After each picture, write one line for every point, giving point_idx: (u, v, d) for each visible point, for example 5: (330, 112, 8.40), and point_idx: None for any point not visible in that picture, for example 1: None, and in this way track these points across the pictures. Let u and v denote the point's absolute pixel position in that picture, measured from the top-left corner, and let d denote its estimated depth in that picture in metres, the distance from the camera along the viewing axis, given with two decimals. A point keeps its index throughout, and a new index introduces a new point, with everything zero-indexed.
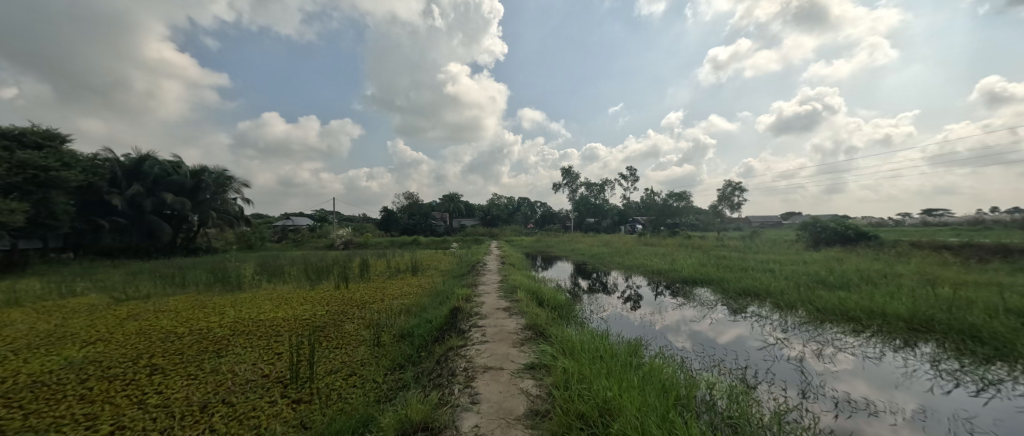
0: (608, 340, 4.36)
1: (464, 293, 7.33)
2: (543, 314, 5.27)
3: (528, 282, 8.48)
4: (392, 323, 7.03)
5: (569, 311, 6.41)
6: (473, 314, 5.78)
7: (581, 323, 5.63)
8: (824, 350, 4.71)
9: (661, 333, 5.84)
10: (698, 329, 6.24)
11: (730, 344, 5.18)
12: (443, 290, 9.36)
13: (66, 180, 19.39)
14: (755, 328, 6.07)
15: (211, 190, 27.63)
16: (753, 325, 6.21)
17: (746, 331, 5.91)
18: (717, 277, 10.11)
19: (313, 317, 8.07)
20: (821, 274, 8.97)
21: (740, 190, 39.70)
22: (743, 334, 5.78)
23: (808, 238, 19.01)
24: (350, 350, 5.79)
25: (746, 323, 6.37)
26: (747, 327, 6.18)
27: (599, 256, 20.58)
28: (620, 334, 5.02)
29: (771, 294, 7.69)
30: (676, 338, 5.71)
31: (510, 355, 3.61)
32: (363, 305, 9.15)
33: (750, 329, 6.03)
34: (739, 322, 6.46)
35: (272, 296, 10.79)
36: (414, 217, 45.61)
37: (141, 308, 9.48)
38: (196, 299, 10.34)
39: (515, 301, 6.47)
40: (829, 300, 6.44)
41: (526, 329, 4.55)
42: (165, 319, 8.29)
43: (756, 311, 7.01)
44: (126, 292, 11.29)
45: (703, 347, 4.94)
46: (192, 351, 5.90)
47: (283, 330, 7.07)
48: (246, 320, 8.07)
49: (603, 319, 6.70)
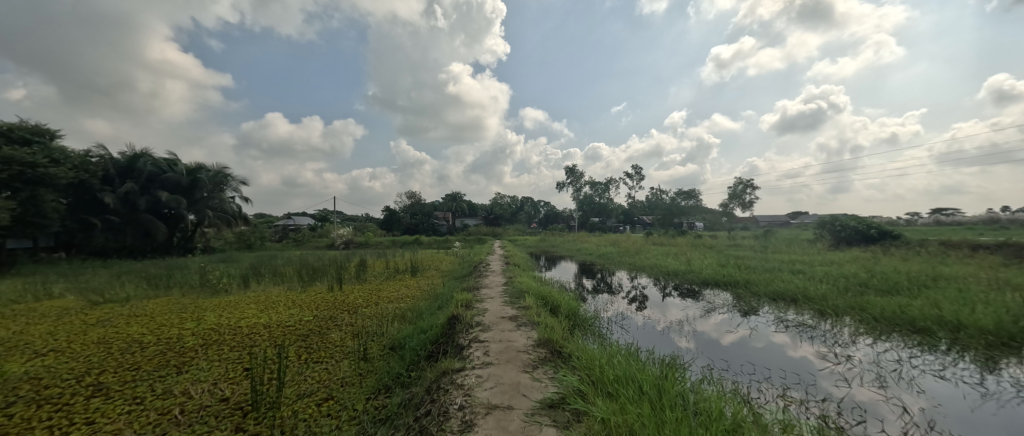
0: (642, 361, 3.52)
1: (465, 297, 6.52)
2: (557, 325, 4.45)
3: (536, 286, 7.63)
4: (383, 332, 6.24)
5: (585, 321, 5.56)
6: (474, 324, 4.95)
7: (598, 336, 4.80)
8: (904, 371, 3.82)
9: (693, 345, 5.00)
10: (734, 339, 5.38)
11: (780, 361, 4.32)
12: (442, 293, 8.53)
13: (56, 177, 18.73)
14: (802, 339, 5.20)
15: (207, 188, 26.96)
16: (799, 336, 5.33)
17: (795, 344, 5.03)
18: (741, 279, 9.25)
19: (297, 324, 7.30)
20: (861, 276, 8.11)
21: (751, 188, 38.70)
22: (792, 347, 4.92)
23: (828, 238, 18.11)
24: (332, 365, 4.99)
25: (789, 333, 5.51)
26: (792, 337, 5.31)
27: (606, 256, 19.69)
28: (649, 350, 4.21)
29: (809, 299, 6.82)
30: (713, 351, 4.83)
31: (519, 387, 2.78)
32: (354, 310, 8.35)
33: (797, 341, 5.15)
34: (780, 332, 5.60)
35: (259, 299, 10.03)
36: (416, 216, 44.94)
37: (115, 312, 8.74)
38: (177, 303, 9.56)
39: (523, 309, 5.63)
40: (886, 307, 5.58)
41: (538, 345, 3.71)
42: (136, 325, 7.53)
43: (796, 318, 6.12)
44: (106, 293, 10.59)
45: (754, 365, 4.09)
46: (151, 366, 5.14)
47: (262, 339, 6.30)
48: (224, 326, 7.31)
49: (622, 327, 5.84)
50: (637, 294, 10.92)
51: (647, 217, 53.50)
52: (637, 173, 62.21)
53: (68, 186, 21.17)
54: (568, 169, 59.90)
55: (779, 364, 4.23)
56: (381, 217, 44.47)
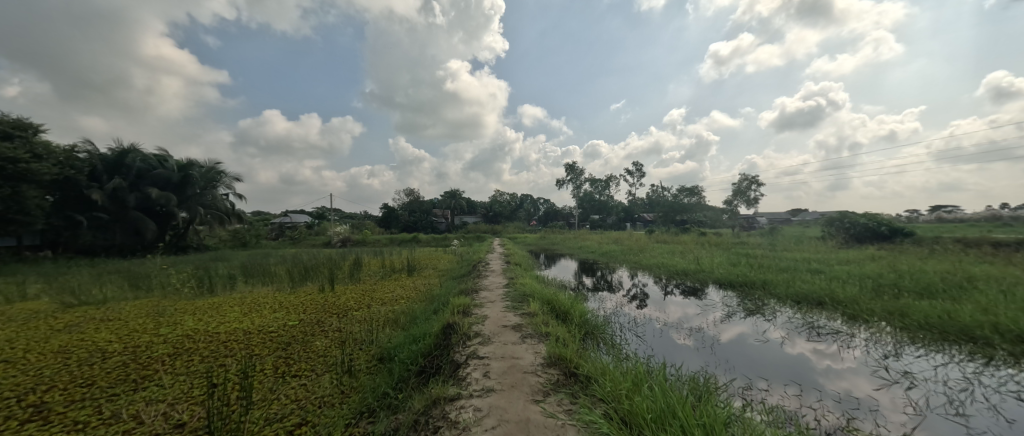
0: (676, 387, 2.94)
1: (462, 301, 5.90)
2: (568, 337, 3.88)
3: (539, 288, 7.02)
4: (373, 340, 5.67)
5: (597, 328, 5.01)
6: (472, 334, 4.33)
7: (614, 349, 4.23)
8: (980, 393, 3.24)
9: (721, 356, 4.45)
10: (764, 349, 4.80)
11: (826, 379, 3.73)
12: (439, 295, 7.98)
13: (38, 173, 18.07)
14: (842, 348, 4.64)
15: (199, 184, 26.38)
16: (837, 345, 4.76)
17: (838, 354, 4.44)
18: (758, 279, 8.65)
19: (280, 330, 6.71)
20: (885, 276, 7.62)
21: (755, 184, 38.13)
22: (835, 359, 4.35)
23: (838, 235, 17.63)
24: (310, 380, 4.39)
25: (826, 342, 4.92)
26: (830, 346, 4.73)
27: (609, 254, 19.11)
28: (677, 367, 3.66)
29: (837, 302, 6.28)
30: (747, 365, 4.24)
31: (530, 429, 2.23)
32: (343, 314, 7.78)
33: (839, 350, 4.58)
34: (817, 340, 5.00)
35: (244, 301, 9.41)
36: (415, 214, 44.36)
37: (87, 316, 8.14)
38: (155, 305, 8.97)
39: (527, 316, 5.05)
40: (930, 313, 5.04)
41: (549, 366, 3.12)
42: (104, 332, 6.92)
43: (828, 323, 5.55)
44: (81, 295, 9.96)
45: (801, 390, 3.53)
46: (106, 381, 4.56)
47: (238, 348, 5.70)
48: (200, 333, 6.71)
49: (638, 335, 5.26)
50: (637, 292, 10.54)
51: (648, 214, 53.00)
52: (637, 170, 61.81)
53: (54, 183, 20.48)
54: (568, 166, 59.36)
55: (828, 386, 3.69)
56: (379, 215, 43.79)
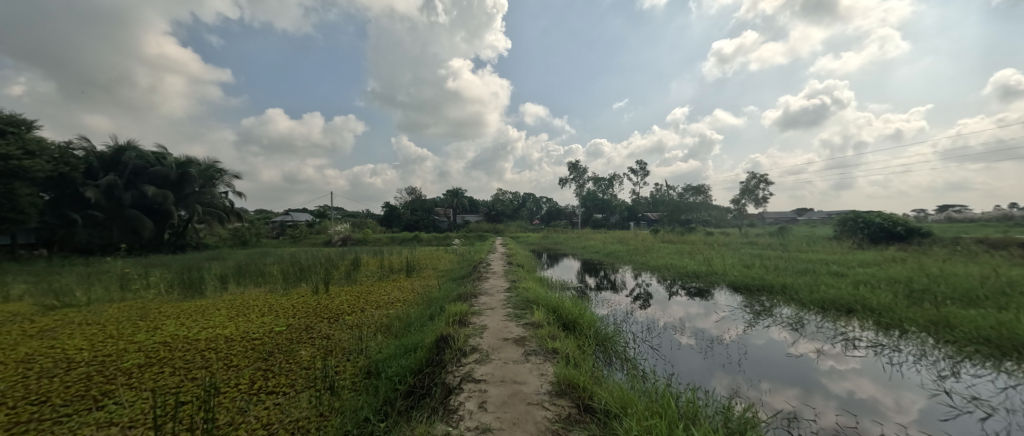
0: (715, 432, 2.45)
1: (460, 308, 5.42)
2: (579, 357, 3.38)
3: (543, 293, 6.50)
4: (362, 350, 5.19)
5: (609, 340, 4.50)
6: (468, 350, 3.82)
7: (631, 369, 3.71)
8: None
9: (752, 377, 3.95)
10: (799, 367, 4.26)
11: (838, 383, 3.84)
12: (437, 298, 7.50)
13: (31, 170, 17.73)
14: (888, 366, 4.11)
15: (198, 182, 26.00)
16: (880, 361, 4.23)
17: (886, 376, 3.91)
18: (776, 282, 8.09)
19: (264, 337, 6.25)
20: (915, 280, 7.07)
21: (763, 183, 37.47)
22: (886, 385, 3.78)
23: (851, 235, 17.07)
24: (286, 399, 3.91)
25: (867, 357, 4.38)
26: (874, 364, 4.19)
27: (615, 254, 18.54)
28: (708, 395, 3.18)
29: (869, 309, 5.75)
30: (781, 388, 3.74)
31: None
32: (334, 319, 7.32)
33: (885, 369, 4.06)
34: (857, 355, 4.46)
35: (233, 304, 8.95)
36: (417, 213, 43.94)
37: (65, 320, 7.69)
38: (139, 309, 8.53)
39: (531, 327, 4.54)
40: (982, 323, 4.51)
41: (557, 396, 2.66)
42: (78, 338, 6.47)
43: (864, 334, 5.02)
44: (65, 296, 9.52)
45: (856, 429, 3.01)
46: (61, 398, 4.09)
47: (215, 358, 5.23)
48: (181, 339, 6.28)
49: (653, 347, 4.73)
50: (641, 292, 10.25)
51: (653, 214, 52.42)
52: (640, 169, 61.32)
53: (48, 180, 20.17)
54: (570, 165, 58.87)
55: (856, 395, 3.60)
56: (381, 213, 43.39)
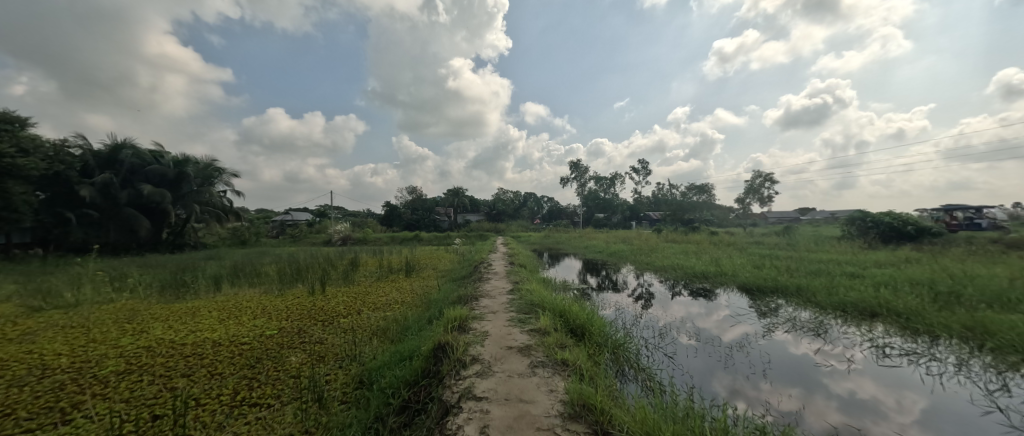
0: None
1: (460, 312, 5.11)
2: (593, 373, 3.07)
3: (546, 295, 6.18)
4: (355, 357, 4.85)
5: (620, 348, 4.19)
6: (468, 361, 3.50)
7: (650, 386, 3.39)
8: None
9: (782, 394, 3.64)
10: (829, 381, 3.94)
11: (867, 395, 3.61)
12: (436, 300, 7.17)
13: (25, 169, 17.47)
14: (927, 380, 3.81)
15: (195, 181, 25.74)
16: (919, 373, 3.93)
17: (927, 391, 3.61)
18: (790, 284, 7.74)
19: (253, 342, 5.92)
20: (937, 281, 6.75)
21: (768, 182, 37.02)
22: (930, 404, 3.46)
23: (859, 234, 16.75)
24: (269, 412, 3.58)
25: (903, 368, 4.08)
26: (912, 377, 3.89)
27: (618, 253, 18.23)
28: (740, 418, 2.87)
29: (896, 313, 5.43)
30: (816, 407, 3.43)
31: None
32: (329, 322, 6.99)
33: (924, 383, 3.76)
34: (891, 365, 4.15)
35: (225, 305, 8.64)
36: (417, 212, 43.67)
37: (49, 323, 7.37)
38: (127, 311, 8.22)
39: (537, 334, 4.22)
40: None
41: (571, 420, 2.37)
42: (58, 342, 6.15)
43: (893, 341, 4.71)
44: (52, 297, 9.20)
45: None
46: (27, 411, 3.77)
47: (199, 365, 4.90)
48: (165, 343, 5.95)
49: (668, 355, 4.42)
50: (643, 292, 10.02)
51: (655, 213, 52.04)
52: (643, 168, 61.00)
53: (43, 179, 19.93)
54: (572, 164, 58.45)
55: (856, 395, 3.68)
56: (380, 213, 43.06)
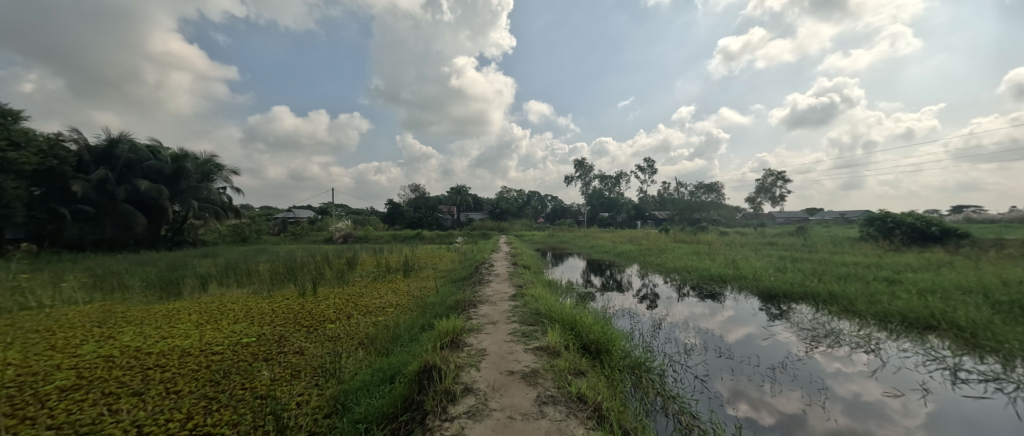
0: None
1: (455, 323, 4.48)
2: (617, 421, 2.44)
3: (552, 302, 5.53)
4: (334, 372, 4.22)
5: (642, 373, 3.55)
6: (461, 391, 2.87)
7: (688, 427, 2.74)
8: None
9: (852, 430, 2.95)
10: (906, 415, 3.19)
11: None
12: (432, 305, 6.51)
13: (18, 163, 17.01)
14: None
15: (192, 177, 25.23)
16: (1013, 407, 3.30)
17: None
18: (821, 289, 7.03)
19: (223, 351, 5.30)
20: (992, 288, 6.02)
21: (780, 181, 36.08)
22: None
23: (879, 234, 15.94)
24: None
25: (991, 400, 3.43)
26: (1006, 411, 3.24)
27: (625, 253, 17.57)
28: None
29: (958, 327, 4.76)
30: None
31: None
32: (314, 328, 6.36)
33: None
34: (975, 396, 3.49)
35: (207, 307, 8.05)
36: (420, 210, 43.14)
37: (14, 325, 6.81)
38: (99, 314, 7.61)
39: (544, 355, 3.58)
40: None
41: None
42: (14, 348, 5.57)
43: (964, 362, 4.08)
44: (27, 296, 8.66)
45: None
46: None
47: (156, 381, 4.28)
48: (129, 352, 5.35)
49: (699, 377, 3.76)
50: (649, 292, 9.42)
51: (660, 212, 51.19)
52: (648, 166, 60.04)
53: (38, 174, 19.48)
54: (576, 163, 57.72)
55: (931, 426, 3.06)
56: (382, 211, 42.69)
